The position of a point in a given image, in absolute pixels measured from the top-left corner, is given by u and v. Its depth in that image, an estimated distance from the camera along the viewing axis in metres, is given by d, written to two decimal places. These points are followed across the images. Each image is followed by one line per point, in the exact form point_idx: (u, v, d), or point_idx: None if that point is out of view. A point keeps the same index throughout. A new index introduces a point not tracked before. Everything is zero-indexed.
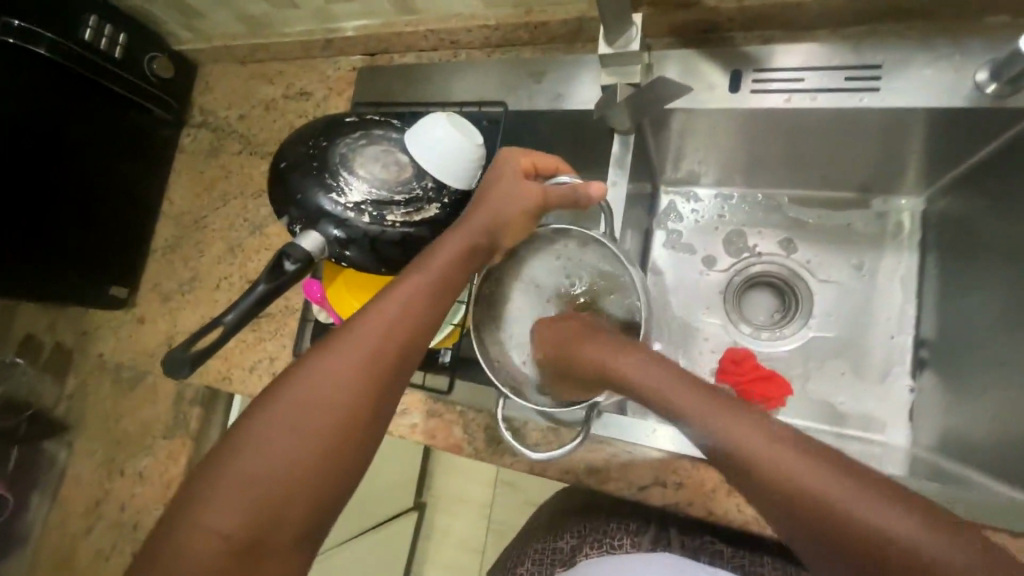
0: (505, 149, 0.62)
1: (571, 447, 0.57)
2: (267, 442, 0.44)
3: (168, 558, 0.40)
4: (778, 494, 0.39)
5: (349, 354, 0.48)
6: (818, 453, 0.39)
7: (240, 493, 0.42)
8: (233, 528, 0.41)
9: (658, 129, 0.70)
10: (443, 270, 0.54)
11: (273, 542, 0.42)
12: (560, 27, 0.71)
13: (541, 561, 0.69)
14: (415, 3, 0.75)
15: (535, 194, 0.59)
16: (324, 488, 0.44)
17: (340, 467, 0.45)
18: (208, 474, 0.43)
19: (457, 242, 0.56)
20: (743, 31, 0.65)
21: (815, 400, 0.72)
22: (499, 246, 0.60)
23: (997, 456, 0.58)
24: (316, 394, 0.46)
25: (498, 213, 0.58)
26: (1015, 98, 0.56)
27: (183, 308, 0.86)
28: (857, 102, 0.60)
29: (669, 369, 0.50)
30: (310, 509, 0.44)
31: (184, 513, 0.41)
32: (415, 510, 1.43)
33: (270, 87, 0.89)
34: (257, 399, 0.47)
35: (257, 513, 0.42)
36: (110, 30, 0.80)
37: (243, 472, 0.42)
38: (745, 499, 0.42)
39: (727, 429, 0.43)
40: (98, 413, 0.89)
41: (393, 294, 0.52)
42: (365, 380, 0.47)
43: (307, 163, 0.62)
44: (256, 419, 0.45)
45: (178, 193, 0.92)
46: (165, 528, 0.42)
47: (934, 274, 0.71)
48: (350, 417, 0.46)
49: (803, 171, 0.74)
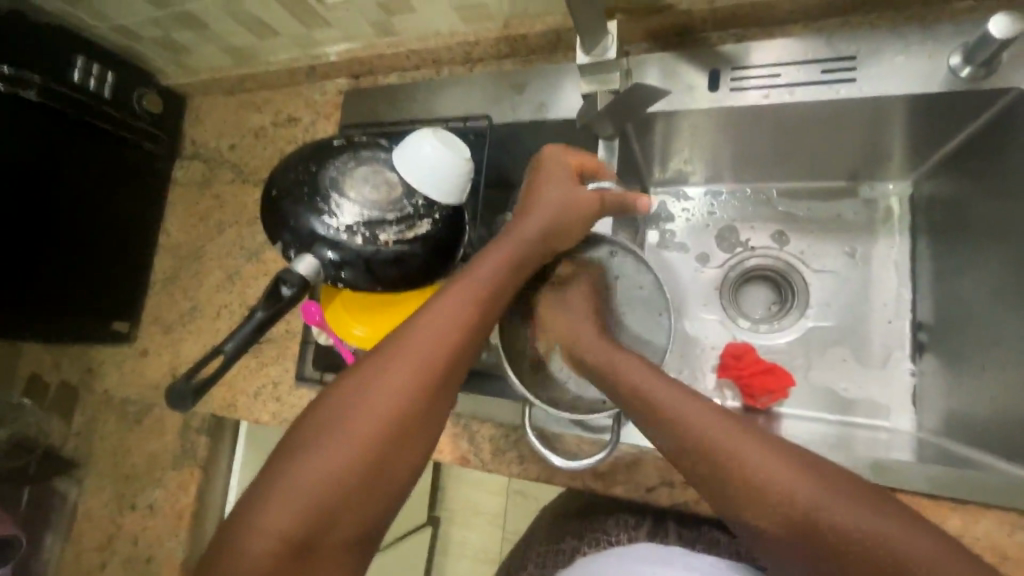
0: (551, 145, 0.61)
1: (600, 457, 0.57)
2: (322, 451, 0.45)
3: (232, 551, 0.42)
4: (803, 520, 0.44)
5: (405, 363, 0.48)
6: (831, 482, 0.45)
7: (300, 493, 0.43)
8: (292, 529, 0.43)
9: (643, 133, 0.71)
10: (494, 279, 0.55)
11: (329, 543, 0.44)
12: (539, 39, 0.72)
13: (543, 564, 0.67)
14: (395, 24, 0.76)
15: (593, 200, 0.58)
16: (378, 496, 0.46)
17: (393, 478, 0.46)
18: (267, 476, 0.45)
19: (506, 251, 0.56)
20: (717, 31, 0.66)
21: (818, 388, 0.72)
22: (551, 253, 0.60)
23: (996, 434, 0.58)
24: (371, 403, 0.47)
25: (552, 221, 0.58)
26: (989, 80, 0.57)
27: (186, 339, 0.87)
28: (834, 94, 0.61)
29: (688, 397, 0.52)
30: (368, 511, 0.45)
31: (244, 512, 0.43)
32: (429, 525, 1.43)
33: (259, 115, 0.91)
34: (317, 403, 0.48)
35: (314, 515, 0.43)
36: (98, 69, 0.81)
37: (302, 474, 0.44)
38: (759, 525, 0.45)
39: (759, 458, 0.47)
40: (107, 448, 0.89)
41: (447, 300, 0.52)
42: (423, 388, 0.48)
43: (298, 189, 0.62)
44: (313, 424, 0.46)
45: (174, 224, 0.93)
46: (229, 523, 0.44)
47: (927, 256, 0.71)
48: (401, 431, 0.47)
49: (789, 164, 0.75)
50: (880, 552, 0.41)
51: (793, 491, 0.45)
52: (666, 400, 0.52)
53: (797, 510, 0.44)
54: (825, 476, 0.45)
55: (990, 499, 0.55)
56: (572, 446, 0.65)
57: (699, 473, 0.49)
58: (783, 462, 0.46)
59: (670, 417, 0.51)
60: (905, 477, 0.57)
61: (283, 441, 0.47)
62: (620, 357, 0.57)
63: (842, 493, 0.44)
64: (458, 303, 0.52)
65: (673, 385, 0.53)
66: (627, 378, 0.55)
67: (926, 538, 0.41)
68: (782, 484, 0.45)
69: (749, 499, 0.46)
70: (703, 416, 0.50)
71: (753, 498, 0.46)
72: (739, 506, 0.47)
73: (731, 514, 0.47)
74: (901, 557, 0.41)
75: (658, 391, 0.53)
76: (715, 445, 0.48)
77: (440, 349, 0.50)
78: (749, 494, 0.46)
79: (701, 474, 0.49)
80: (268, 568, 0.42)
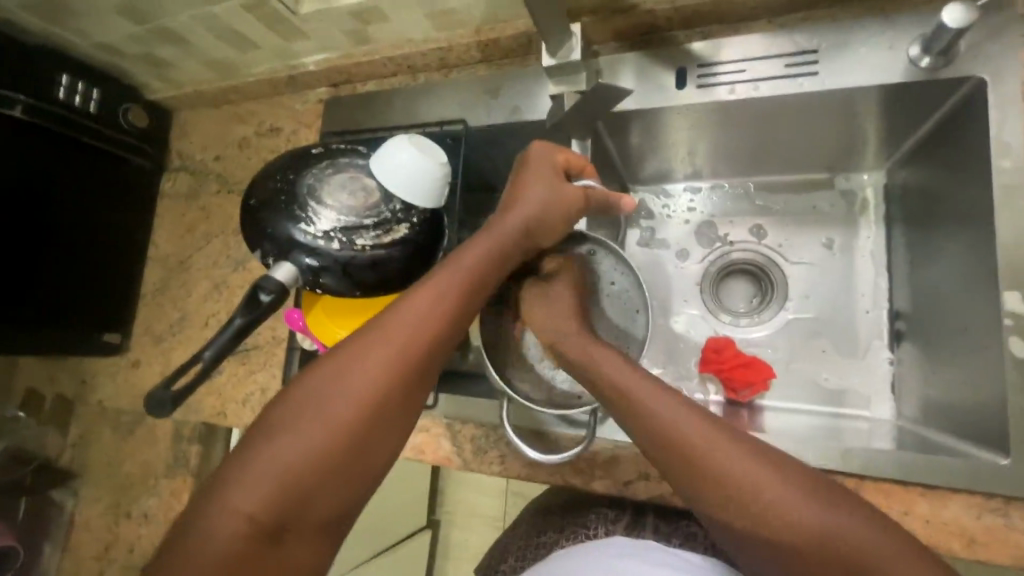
0: (539, 142, 0.61)
1: (574, 453, 0.58)
2: (296, 436, 0.45)
3: (200, 532, 0.42)
4: (771, 519, 0.44)
5: (382, 353, 0.49)
6: (800, 483, 0.45)
7: (271, 476, 0.44)
8: (262, 513, 0.43)
9: (617, 132, 0.72)
10: (476, 268, 0.55)
11: (300, 528, 0.44)
12: (511, 43, 0.73)
13: (523, 557, 0.69)
14: (370, 33, 0.77)
15: (579, 197, 0.59)
16: (351, 483, 0.46)
17: (367, 466, 0.47)
18: (239, 458, 0.45)
19: (489, 242, 0.57)
20: (684, 29, 0.67)
21: (798, 379, 0.73)
22: (537, 246, 0.60)
23: (967, 421, 0.58)
24: (345, 391, 0.47)
25: (537, 213, 0.58)
26: (949, 69, 0.58)
27: (176, 348, 0.88)
28: (797, 87, 0.62)
29: (662, 392, 0.52)
30: (340, 497, 0.46)
31: (213, 495, 0.44)
32: (429, 528, 1.44)
33: (244, 126, 0.92)
34: (290, 389, 0.49)
35: (285, 500, 0.44)
36: (82, 86, 0.83)
37: (274, 459, 0.45)
38: (724, 521, 0.46)
39: (728, 456, 0.47)
40: (103, 458, 0.91)
41: (426, 290, 0.53)
42: (399, 377, 0.49)
43: (275, 198, 0.63)
44: (287, 410, 0.47)
45: (163, 236, 0.94)
46: (198, 505, 0.44)
47: (902, 245, 0.71)
48: (376, 420, 0.47)
49: (764, 157, 0.75)
50: (846, 551, 0.42)
51: (755, 489, 0.45)
52: (643, 394, 0.52)
53: (764, 510, 0.45)
54: (791, 476, 0.46)
55: (965, 485, 0.53)
56: (549, 444, 0.65)
57: (670, 465, 0.49)
58: (745, 457, 0.47)
59: (641, 410, 0.52)
60: (876, 464, 0.56)
61: (257, 426, 0.47)
62: (598, 353, 0.57)
63: (808, 490, 0.45)
64: (438, 293, 0.53)
65: (646, 381, 0.53)
66: (601, 373, 0.55)
67: (890, 539, 0.42)
68: (750, 481, 0.46)
69: (719, 494, 0.46)
70: (674, 411, 0.50)
71: (717, 491, 0.46)
72: (705, 499, 0.47)
73: (698, 508, 0.48)
74: (869, 559, 0.42)
75: (626, 382, 0.53)
76: (692, 441, 0.48)
77: (418, 339, 0.50)
78: (717, 486, 0.46)
79: (670, 466, 0.49)
80: (240, 549, 0.42)
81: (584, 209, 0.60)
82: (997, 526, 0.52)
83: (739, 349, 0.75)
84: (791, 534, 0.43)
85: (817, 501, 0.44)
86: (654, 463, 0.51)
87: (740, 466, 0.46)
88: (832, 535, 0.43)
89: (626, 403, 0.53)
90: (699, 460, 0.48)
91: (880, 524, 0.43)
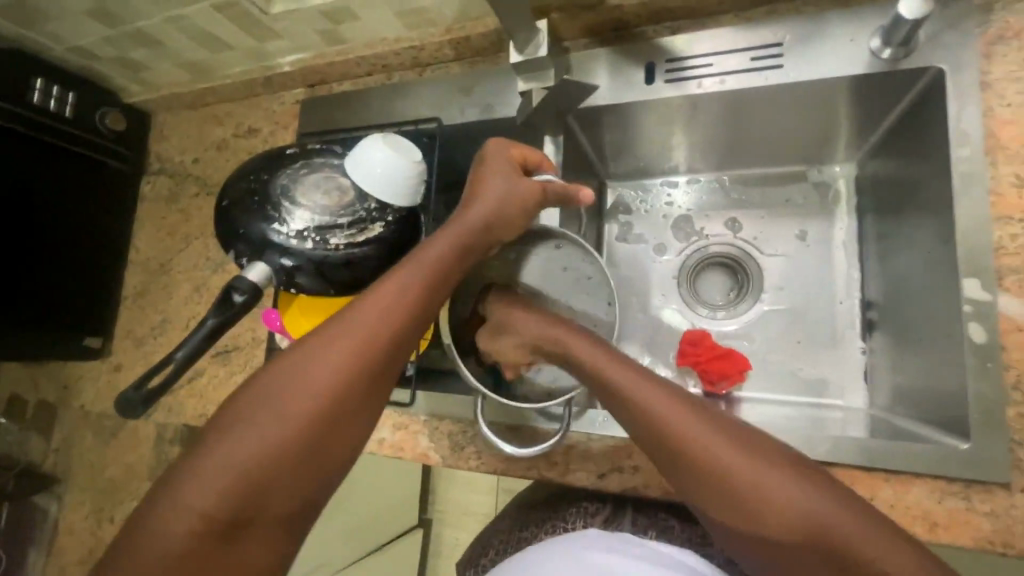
0: (490, 141, 0.61)
1: (547, 446, 0.59)
2: (254, 431, 0.46)
3: (155, 528, 0.43)
4: (749, 500, 0.45)
5: (341, 348, 0.49)
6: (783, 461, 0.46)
7: (226, 472, 0.44)
8: (217, 509, 0.43)
9: (589, 127, 0.73)
10: (438, 262, 0.55)
11: (257, 524, 0.44)
12: (482, 40, 0.73)
13: (503, 551, 0.69)
14: (343, 33, 0.77)
15: (534, 190, 0.60)
16: (311, 478, 0.47)
17: (329, 460, 0.47)
18: (196, 454, 0.46)
19: (449, 237, 0.57)
20: (652, 24, 0.68)
21: (773, 370, 0.73)
22: (497, 242, 0.61)
23: (934, 407, 0.58)
24: (303, 386, 0.48)
25: (497, 208, 0.59)
26: (909, 59, 0.58)
27: (157, 351, 0.88)
28: (762, 81, 0.63)
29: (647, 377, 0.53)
30: (299, 492, 0.46)
31: (168, 492, 0.44)
32: (420, 527, 1.44)
33: (221, 128, 0.92)
34: (248, 387, 0.49)
35: (241, 497, 0.44)
36: (57, 90, 0.83)
37: (230, 455, 0.45)
38: (706, 503, 0.47)
39: (710, 437, 0.47)
40: (86, 462, 0.91)
41: (388, 285, 0.53)
42: (358, 372, 0.49)
43: (249, 199, 0.63)
44: (245, 406, 0.47)
45: (143, 239, 0.94)
46: (154, 502, 0.44)
47: (872, 235, 0.72)
48: (336, 414, 0.48)
49: (738, 150, 0.76)
50: (824, 529, 0.42)
51: (728, 471, 0.46)
52: (627, 379, 0.53)
53: (731, 489, 0.45)
54: (766, 457, 0.46)
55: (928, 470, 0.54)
56: (526, 438, 0.66)
57: (657, 448, 0.50)
58: (726, 440, 0.47)
59: (626, 394, 0.52)
60: (844, 452, 0.56)
61: (215, 422, 0.47)
62: (574, 343, 0.58)
63: (778, 474, 0.45)
64: (399, 288, 0.53)
65: (630, 366, 0.54)
66: (583, 361, 0.56)
67: (864, 521, 0.42)
68: (730, 463, 0.46)
69: (703, 474, 0.47)
70: (654, 395, 0.51)
71: (700, 471, 0.47)
72: (689, 480, 0.48)
73: (681, 487, 0.48)
74: (847, 536, 0.42)
75: (607, 369, 0.54)
76: (675, 422, 0.49)
77: (378, 334, 0.50)
78: (699, 466, 0.47)
79: (657, 448, 0.50)
80: (195, 544, 0.42)
81: (540, 202, 0.61)
82: (958, 510, 0.53)
83: (716, 341, 0.76)
84: (771, 512, 0.44)
85: (797, 481, 0.45)
86: (643, 445, 0.51)
87: (720, 448, 0.47)
88: (808, 514, 0.43)
89: (614, 387, 0.54)
90: (682, 442, 0.48)
91: (847, 506, 0.43)
